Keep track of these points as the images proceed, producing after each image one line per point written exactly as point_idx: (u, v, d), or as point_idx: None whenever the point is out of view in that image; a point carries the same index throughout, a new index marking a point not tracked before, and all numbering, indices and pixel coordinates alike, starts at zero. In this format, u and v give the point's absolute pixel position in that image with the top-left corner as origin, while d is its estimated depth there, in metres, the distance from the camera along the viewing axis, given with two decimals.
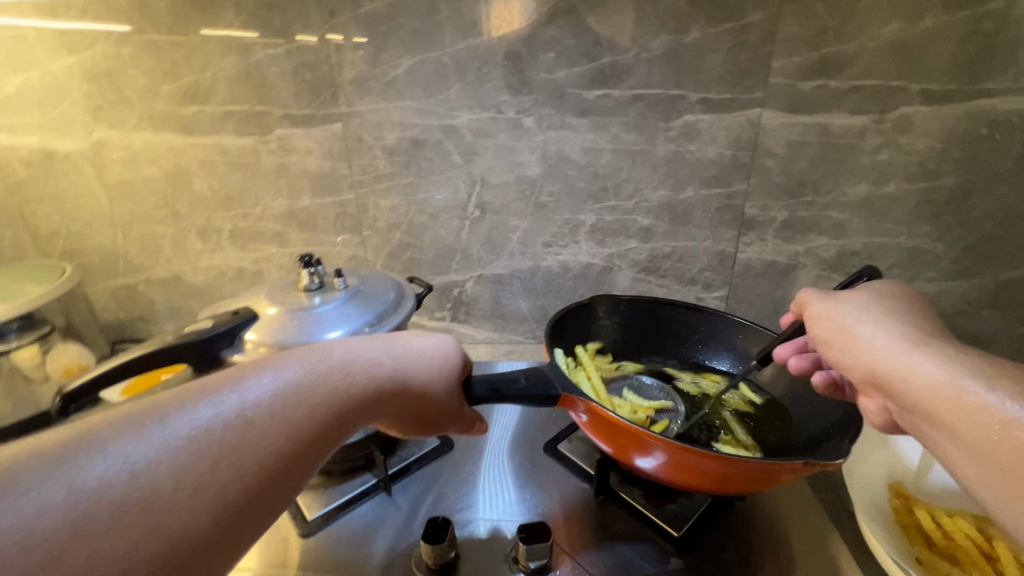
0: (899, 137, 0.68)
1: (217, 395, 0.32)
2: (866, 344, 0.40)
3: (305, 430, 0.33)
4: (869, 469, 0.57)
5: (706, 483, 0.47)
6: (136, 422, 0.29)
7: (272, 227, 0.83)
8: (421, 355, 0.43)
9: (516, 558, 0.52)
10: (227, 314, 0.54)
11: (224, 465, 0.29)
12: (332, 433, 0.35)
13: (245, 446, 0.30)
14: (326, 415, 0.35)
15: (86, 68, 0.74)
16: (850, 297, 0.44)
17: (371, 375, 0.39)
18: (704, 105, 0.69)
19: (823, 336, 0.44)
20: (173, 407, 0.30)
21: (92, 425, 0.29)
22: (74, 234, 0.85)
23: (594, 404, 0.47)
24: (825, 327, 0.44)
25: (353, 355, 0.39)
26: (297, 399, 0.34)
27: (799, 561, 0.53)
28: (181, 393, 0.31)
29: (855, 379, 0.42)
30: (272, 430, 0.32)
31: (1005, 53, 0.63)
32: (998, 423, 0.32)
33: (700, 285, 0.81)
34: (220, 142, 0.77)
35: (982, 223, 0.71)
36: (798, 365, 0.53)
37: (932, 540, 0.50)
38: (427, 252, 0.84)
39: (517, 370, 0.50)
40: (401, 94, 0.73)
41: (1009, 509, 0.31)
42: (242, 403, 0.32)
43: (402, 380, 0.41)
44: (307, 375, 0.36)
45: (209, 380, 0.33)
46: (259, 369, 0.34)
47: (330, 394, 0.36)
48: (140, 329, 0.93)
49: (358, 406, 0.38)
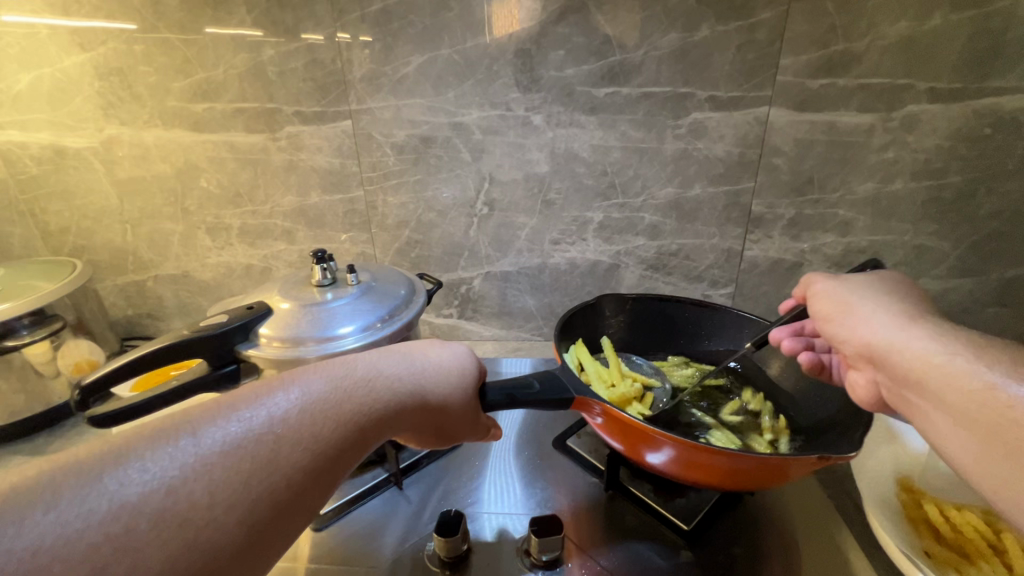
0: (906, 135, 0.69)
1: (245, 412, 0.32)
2: (860, 319, 0.42)
3: (331, 446, 0.34)
4: (877, 465, 0.58)
5: (718, 481, 0.48)
6: (170, 437, 0.30)
7: (281, 224, 0.84)
8: (440, 368, 0.43)
9: (528, 551, 0.53)
10: (241, 308, 0.55)
11: (255, 480, 0.30)
12: (355, 447, 0.36)
13: (275, 463, 0.31)
14: (350, 430, 0.35)
15: (97, 65, 0.74)
16: (851, 282, 0.46)
17: (394, 389, 0.39)
18: (712, 103, 0.70)
19: (822, 314, 0.46)
20: (203, 422, 0.31)
21: (128, 440, 0.29)
22: (84, 230, 0.86)
23: (609, 406, 0.47)
24: (824, 304, 0.46)
25: (375, 370, 0.40)
26: (323, 415, 0.34)
27: (809, 554, 0.54)
28: (211, 409, 0.32)
29: (849, 354, 0.43)
30: (300, 445, 0.32)
31: (1012, 52, 0.63)
32: (979, 386, 0.33)
33: (707, 282, 0.82)
34: (230, 139, 0.78)
35: (988, 220, 0.72)
36: (791, 347, 0.54)
37: (941, 534, 0.51)
38: (435, 250, 0.84)
39: (530, 374, 0.49)
40: (411, 92, 0.73)
41: (995, 468, 0.32)
42: (270, 419, 0.32)
43: (423, 394, 0.41)
44: (332, 391, 0.36)
45: (236, 396, 0.33)
46: (285, 386, 0.35)
47: (354, 409, 0.36)
48: (148, 325, 0.93)
49: (381, 421, 0.38)
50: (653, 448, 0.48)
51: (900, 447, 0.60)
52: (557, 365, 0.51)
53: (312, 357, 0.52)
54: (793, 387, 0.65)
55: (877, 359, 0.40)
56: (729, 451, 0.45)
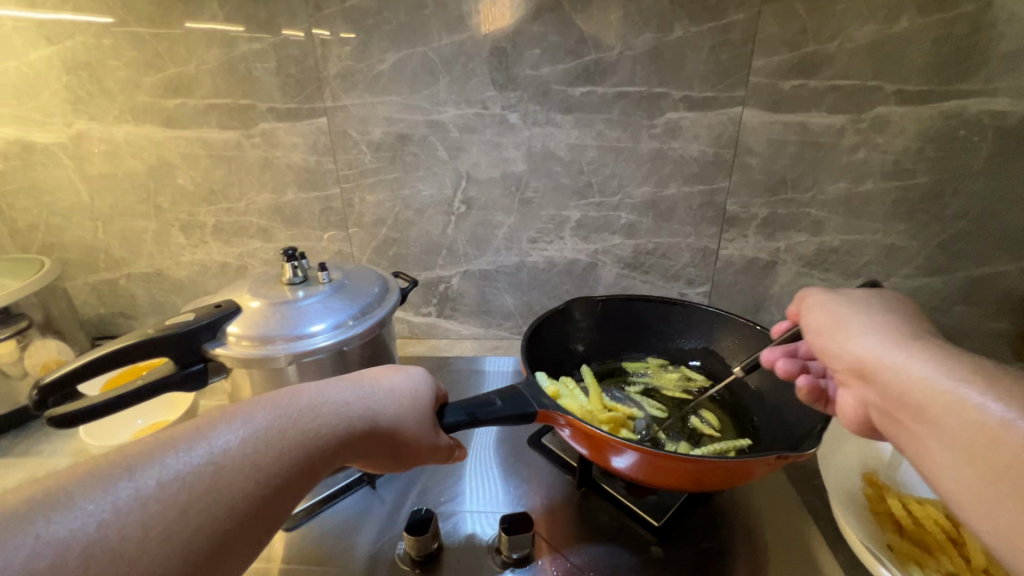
0: (875, 136, 0.70)
1: (185, 446, 0.33)
2: (855, 334, 0.41)
3: (274, 474, 0.34)
4: (843, 460, 0.59)
5: (681, 483, 0.49)
6: (110, 474, 0.30)
7: (257, 222, 0.83)
8: (390, 393, 0.44)
9: (499, 548, 0.53)
10: (209, 306, 0.54)
11: (194, 511, 0.31)
12: (302, 474, 0.36)
13: (215, 494, 0.32)
14: (296, 458, 0.36)
15: (65, 58, 0.73)
16: (847, 298, 0.45)
17: (342, 416, 0.40)
18: (687, 103, 0.70)
19: (816, 327, 0.44)
20: (145, 457, 0.32)
21: (68, 478, 0.30)
22: (53, 228, 0.84)
23: (574, 419, 0.48)
24: (820, 318, 0.44)
25: (322, 398, 0.40)
26: (266, 444, 0.35)
27: (775, 547, 0.55)
28: (151, 446, 0.33)
29: (840, 371, 0.42)
30: (242, 474, 0.33)
31: (977, 55, 0.64)
32: (989, 424, 0.31)
33: (683, 281, 0.83)
34: (204, 135, 0.77)
35: (955, 220, 0.73)
36: (786, 368, 0.48)
37: (903, 527, 0.52)
38: (413, 248, 0.84)
39: (493, 391, 0.50)
40: (387, 89, 0.73)
41: (998, 510, 0.30)
42: (211, 452, 0.33)
43: (374, 418, 0.41)
44: (276, 420, 0.37)
45: (179, 432, 0.34)
46: (230, 418, 0.36)
47: (299, 437, 0.37)
48: (120, 325, 0.92)
49: (330, 448, 0.38)
50: (615, 452, 0.48)
51: (867, 443, 0.61)
52: (521, 379, 0.52)
53: (282, 355, 0.52)
54: (764, 383, 0.65)
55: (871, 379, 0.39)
56: (689, 456, 0.46)
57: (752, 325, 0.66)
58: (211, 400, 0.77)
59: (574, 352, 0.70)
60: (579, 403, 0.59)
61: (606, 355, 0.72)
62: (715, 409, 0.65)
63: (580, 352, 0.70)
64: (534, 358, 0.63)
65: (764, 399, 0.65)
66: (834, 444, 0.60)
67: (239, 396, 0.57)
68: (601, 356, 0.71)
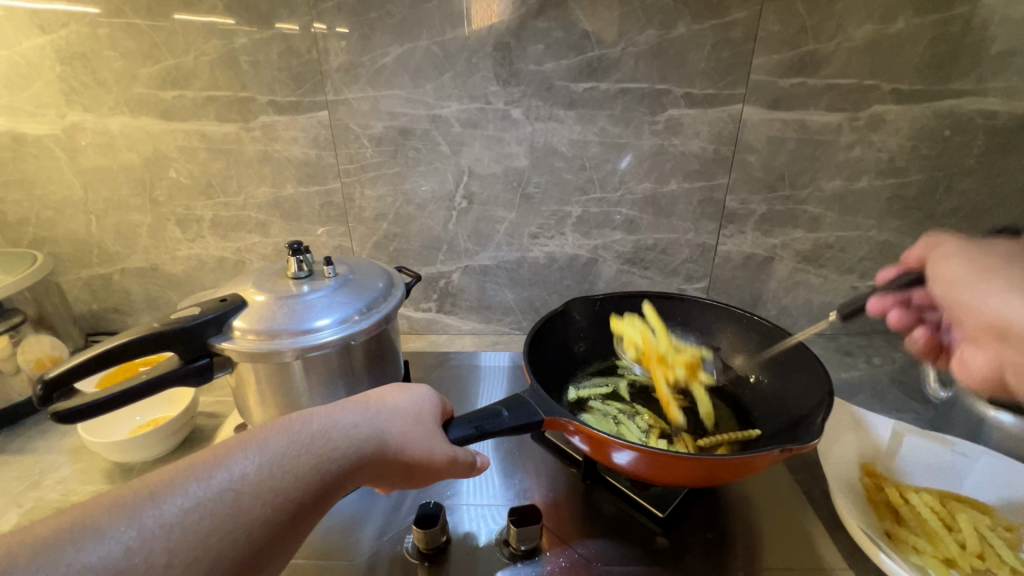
0: (871, 134, 0.71)
1: (205, 473, 0.34)
2: (995, 289, 0.45)
3: (290, 500, 0.35)
4: (844, 449, 0.61)
5: (687, 479, 0.49)
6: (132, 503, 0.31)
7: (255, 216, 0.82)
8: (398, 412, 0.43)
9: (507, 540, 0.53)
10: (213, 300, 0.54)
11: (215, 539, 0.32)
12: (317, 500, 0.37)
13: (234, 521, 0.33)
14: (311, 483, 0.37)
15: (58, 48, 0.71)
16: (982, 254, 0.49)
17: (354, 438, 0.40)
18: (688, 100, 0.71)
19: (949, 277, 0.49)
20: (166, 486, 0.33)
21: (93, 507, 0.31)
22: (46, 221, 0.82)
23: (583, 425, 0.47)
24: (960, 267, 0.49)
25: (334, 421, 0.40)
26: (281, 471, 0.36)
27: (777, 534, 0.56)
28: (172, 474, 0.34)
29: (972, 325, 0.46)
30: (258, 501, 0.34)
31: (970, 56, 0.66)
32: None
33: (682, 276, 0.84)
34: (202, 128, 0.76)
35: (946, 217, 0.75)
36: (899, 319, 0.55)
37: (901, 515, 0.54)
38: (414, 243, 0.84)
39: (497, 401, 0.49)
40: (389, 83, 0.72)
41: None
42: (229, 479, 0.34)
43: (383, 439, 0.41)
44: (289, 445, 0.37)
45: (198, 459, 0.35)
46: (246, 445, 0.36)
47: (313, 462, 0.37)
48: (113, 320, 0.91)
49: (344, 472, 0.39)
50: (619, 451, 0.48)
51: (865, 433, 0.62)
52: (525, 387, 0.51)
53: (289, 350, 0.52)
54: (763, 374, 0.66)
55: (1006, 331, 0.44)
56: (694, 454, 0.46)
57: (751, 316, 0.67)
58: (210, 396, 0.76)
59: (575, 351, 0.70)
60: (653, 343, 0.65)
61: (606, 351, 0.72)
62: (716, 400, 0.66)
63: (580, 352, 0.70)
64: (537, 358, 0.63)
65: (762, 390, 0.65)
66: (833, 436, 0.62)
67: (243, 390, 0.57)
68: (602, 353, 0.72)
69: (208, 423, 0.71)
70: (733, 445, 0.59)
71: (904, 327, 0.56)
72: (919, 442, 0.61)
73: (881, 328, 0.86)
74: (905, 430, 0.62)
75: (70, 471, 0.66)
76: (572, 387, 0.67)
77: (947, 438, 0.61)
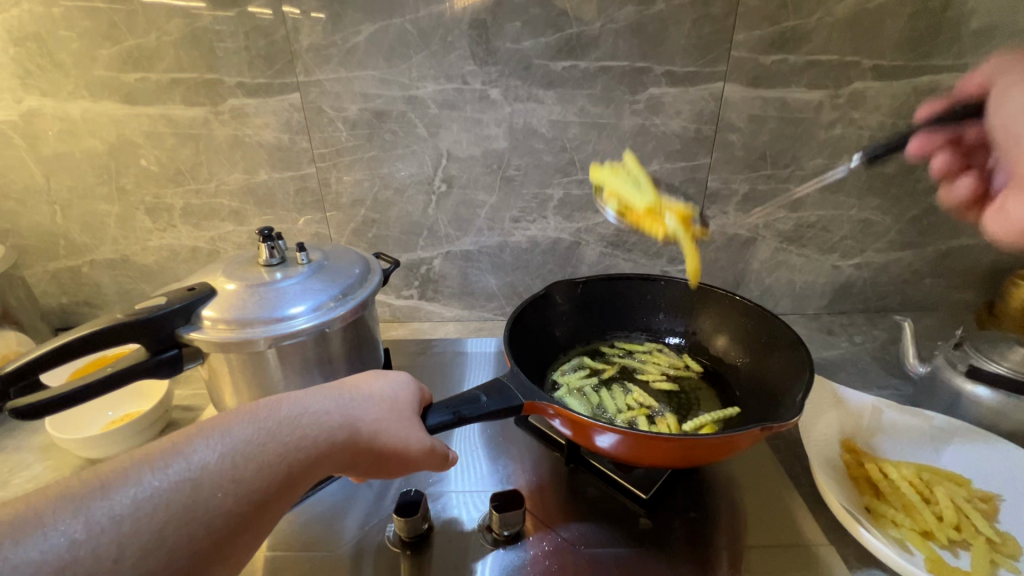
0: (852, 112, 0.71)
1: (162, 463, 0.33)
2: None
3: (253, 490, 0.34)
4: (826, 427, 0.61)
5: (666, 460, 0.48)
6: (81, 497, 0.30)
7: (228, 204, 0.80)
8: (369, 398, 0.43)
9: (490, 526, 0.53)
10: (180, 289, 0.52)
11: (170, 530, 0.31)
12: (283, 488, 0.36)
13: (193, 512, 0.32)
14: (276, 472, 0.36)
15: (11, 29, 0.67)
16: None
17: (323, 426, 0.39)
18: (668, 78, 0.70)
19: (1003, 120, 0.51)
20: (121, 477, 0.32)
21: (39, 500, 0.30)
22: (7, 213, 0.79)
23: (561, 408, 0.47)
24: (1012, 109, 0.50)
25: (303, 408, 0.40)
26: (245, 459, 0.35)
27: (758, 511, 0.56)
28: (128, 463, 0.33)
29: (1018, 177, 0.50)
30: (220, 490, 0.33)
31: (948, 31, 0.66)
32: None
33: (665, 258, 0.83)
34: (168, 112, 0.73)
35: (926, 195, 0.76)
36: (943, 164, 0.59)
37: (880, 489, 0.54)
38: (393, 229, 0.82)
39: (476, 387, 0.48)
40: (362, 64, 0.70)
41: None
42: (188, 468, 0.33)
43: (352, 427, 0.40)
44: (254, 433, 0.36)
45: (155, 447, 0.34)
46: (207, 434, 0.35)
47: (279, 451, 0.36)
48: (85, 313, 0.88)
49: (312, 460, 0.38)
50: (601, 434, 0.47)
51: (847, 411, 0.63)
52: (505, 371, 0.50)
53: (261, 338, 0.50)
54: (745, 355, 0.66)
55: None
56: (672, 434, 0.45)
57: (734, 296, 0.67)
58: (186, 389, 0.74)
59: (557, 336, 0.70)
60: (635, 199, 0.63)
61: (589, 335, 0.72)
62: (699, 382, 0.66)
63: (562, 337, 0.70)
64: (518, 344, 0.62)
65: (743, 370, 0.65)
66: (814, 413, 0.62)
67: (216, 382, 0.55)
68: (584, 337, 0.71)
69: (183, 416, 0.69)
70: (715, 427, 0.58)
71: (947, 175, 0.59)
72: (898, 419, 0.62)
73: (862, 307, 0.86)
74: (884, 407, 0.63)
75: (40, 470, 0.64)
76: (555, 372, 0.67)
77: (925, 414, 0.62)
